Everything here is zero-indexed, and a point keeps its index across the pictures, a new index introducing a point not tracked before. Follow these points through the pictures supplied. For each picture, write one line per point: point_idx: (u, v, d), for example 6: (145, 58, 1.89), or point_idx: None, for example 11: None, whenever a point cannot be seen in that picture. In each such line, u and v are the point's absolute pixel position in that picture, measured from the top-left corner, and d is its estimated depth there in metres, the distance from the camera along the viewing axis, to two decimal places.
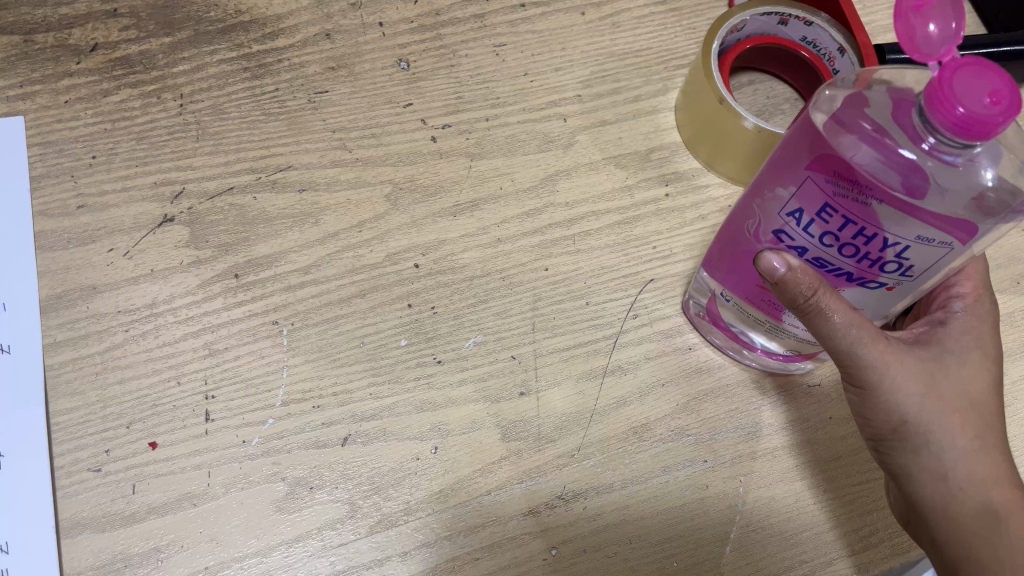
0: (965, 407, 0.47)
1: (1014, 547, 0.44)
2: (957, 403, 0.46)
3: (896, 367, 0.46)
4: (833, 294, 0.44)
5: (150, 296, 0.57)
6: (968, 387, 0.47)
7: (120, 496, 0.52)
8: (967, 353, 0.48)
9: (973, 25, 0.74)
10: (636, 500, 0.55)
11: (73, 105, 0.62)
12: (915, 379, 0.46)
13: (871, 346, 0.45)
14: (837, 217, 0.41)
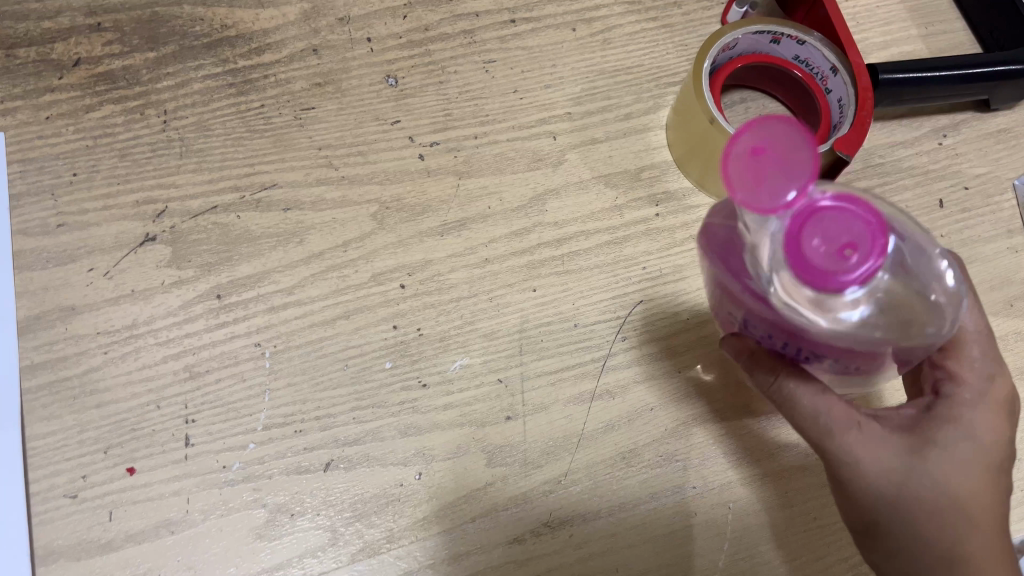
0: (949, 501, 0.44)
1: None
2: (932, 505, 0.44)
3: (869, 460, 0.45)
4: (800, 380, 0.46)
5: (130, 317, 0.56)
6: (950, 485, 0.44)
7: (97, 523, 0.51)
8: (954, 444, 0.45)
9: (967, 44, 0.74)
10: (623, 528, 0.54)
11: (54, 121, 0.61)
12: (888, 480, 0.45)
13: (835, 437, 0.46)
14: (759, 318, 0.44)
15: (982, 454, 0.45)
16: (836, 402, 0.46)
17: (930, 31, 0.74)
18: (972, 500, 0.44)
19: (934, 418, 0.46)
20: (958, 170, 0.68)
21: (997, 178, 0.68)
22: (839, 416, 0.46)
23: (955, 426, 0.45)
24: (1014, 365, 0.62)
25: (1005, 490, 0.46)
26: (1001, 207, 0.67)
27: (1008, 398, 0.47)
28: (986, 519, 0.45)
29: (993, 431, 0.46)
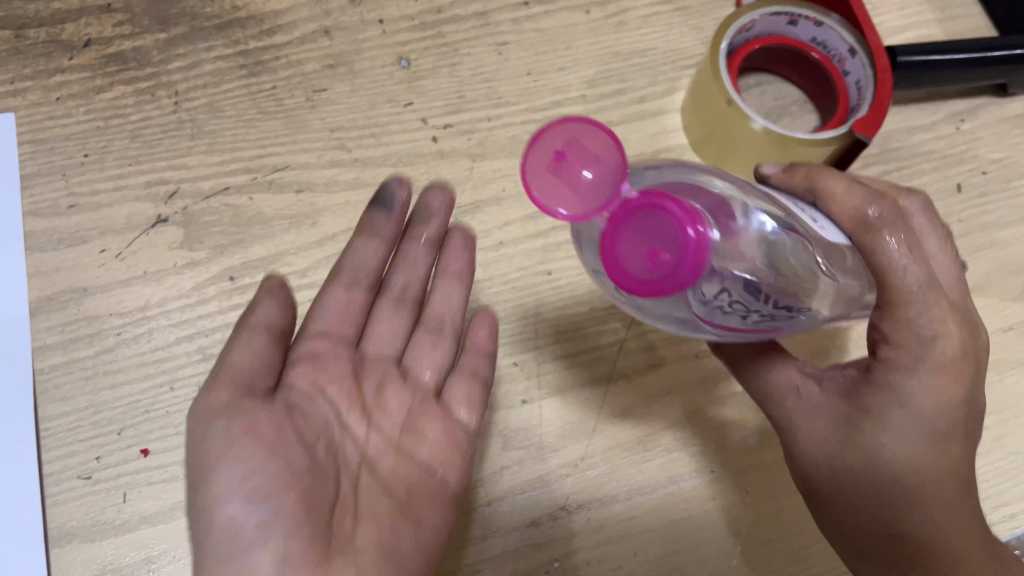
0: (896, 479, 0.42)
1: None
2: (866, 469, 0.42)
3: (812, 434, 0.45)
4: (762, 365, 0.48)
5: (143, 298, 0.56)
6: (884, 449, 0.42)
7: (110, 505, 0.51)
8: (889, 409, 0.42)
9: (984, 27, 0.73)
10: (641, 511, 0.54)
11: (64, 102, 0.61)
12: (819, 442, 0.44)
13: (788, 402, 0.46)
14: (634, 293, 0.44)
15: (926, 425, 0.41)
16: (788, 371, 0.47)
17: (947, 15, 0.74)
18: (924, 480, 0.42)
19: (870, 390, 0.43)
20: (976, 154, 0.68)
21: (1014, 162, 0.68)
22: (787, 389, 0.47)
23: (888, 399, 0.42)
24: None
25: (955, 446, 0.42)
26: (1019, 192, 0.67)
27: (960, 354, 0.41)
28: (940, 504, 0.42)
29: (940, 398, 0.41)
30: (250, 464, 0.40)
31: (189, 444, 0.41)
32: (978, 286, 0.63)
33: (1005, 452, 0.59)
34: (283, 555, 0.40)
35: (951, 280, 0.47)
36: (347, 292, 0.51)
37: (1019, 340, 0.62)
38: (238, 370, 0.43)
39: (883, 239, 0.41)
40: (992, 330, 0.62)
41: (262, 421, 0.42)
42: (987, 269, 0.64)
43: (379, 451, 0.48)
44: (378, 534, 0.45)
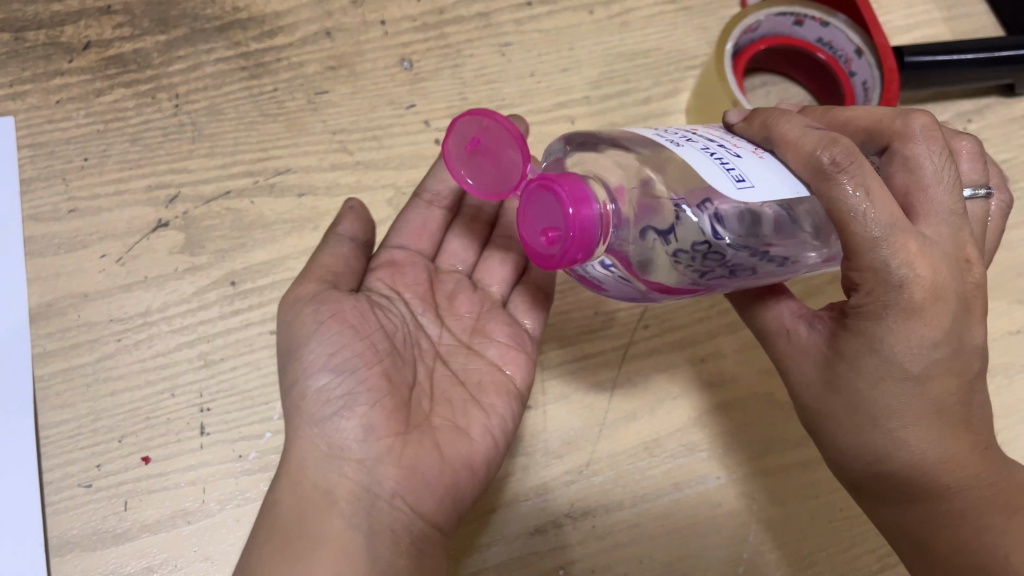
0: (883, 426, 0.40)
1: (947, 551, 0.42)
2: (852, 418, 0.40)
3: (800, 377, 0.43)
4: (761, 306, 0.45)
5: (144, 304, 0.55)
6: (866, 400, 0.39)
7: (111, 513, 0.50)
8: (865, 359, 0.39)
9: (991, 27, 0.72)
10: (647, 518, 0.53)
11: (64, 105, 0.60)
12: (808, 389, 0.42)
13: (780, 342, 0.44)
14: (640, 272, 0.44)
15: (904, 370, 0.38)
16: (786, 307, 0.44)
17: (954, 14, 0.73)
18: (913, 426, 0.39)
19: (847, 338, 0.39)
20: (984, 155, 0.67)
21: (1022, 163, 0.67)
22: (786, 326, 0.44)
23: (862, 344, 0.38)
24: None
25: (943, 390, 0.39)
26: None
27: (937, 292, 0.37)
28: (935, 446, 0.40)
29: (917, 345, 0.37)
30: (337, 341, 0.43)
31: (283, 323, 0.45)
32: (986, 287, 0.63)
33: (1015, 457, 0.58)
34: (365, 424, 0.43)
35: (949, 204, 0.39)
36: (429, 205, 0.53)
37: None
38: (326, 271, 0.47)
39: (841, 185, 0.36)
40: (1000, 333, 0.61)
41: (348, 308, 0.45)
42: (996, 271, 0.63)
43: (454, 347, 0.49)
44: (453, 413, 0.46)
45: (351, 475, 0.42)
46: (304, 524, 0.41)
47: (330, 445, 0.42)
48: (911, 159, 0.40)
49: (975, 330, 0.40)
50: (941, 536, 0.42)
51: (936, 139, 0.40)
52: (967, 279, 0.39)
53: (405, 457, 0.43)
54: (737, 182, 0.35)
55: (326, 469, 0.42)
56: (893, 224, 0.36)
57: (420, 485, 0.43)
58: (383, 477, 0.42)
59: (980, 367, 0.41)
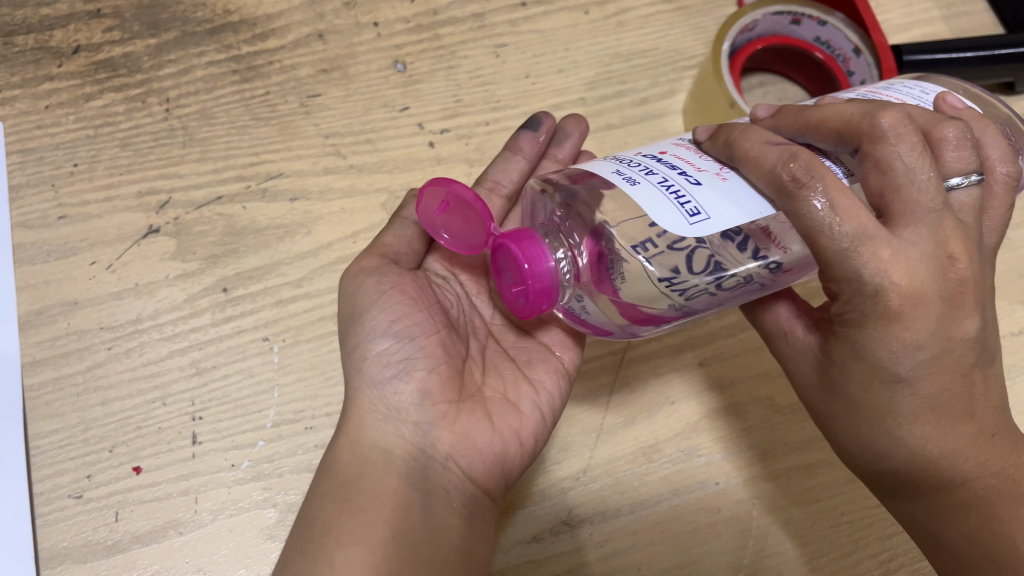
0: (880, 427, 0.39)
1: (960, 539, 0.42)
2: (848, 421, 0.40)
3: (801, 379, 0.42)
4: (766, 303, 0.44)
5: (135, 312, 0.55)
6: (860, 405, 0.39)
7: (102, 524, 0.50)
8: (853, 366, 0.38)
9: (991, 25, 0.72)
10: (645, 524, 0.53)
11: (53, 110, 0.60)
12: (809, 389, 0.42)
13: (781, 344, 0.43)
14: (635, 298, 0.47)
15: (892, 375, 0.37)
16: (784, 308, 0.43)
17: (953, 12, 0.72)
18: (911, 425, 0.38)
19: (836, 344, 0.38)
20: None
21: None
22: (785, 328, 0.43)
23: (848, 350, 0.37)
24: None
25: (939, 391, 0.37)
26: None
27: (917, 297, 0.35)
28: (935, 442, 0.39)
29: (902, 350, 0.36)
30: (399, 308, 0.44)
31: (343, 293, 0.46)
32: None
33: None
34: (423, 389, 0.43)
35: (925, 204, 0.36)
36: (488, 195, 0.55)
37: None
38: (387, 249, 0.48)
39: (809, 202, 0.35)
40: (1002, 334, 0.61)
41: (407, 281, 0.46)
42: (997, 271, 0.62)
43: (502, 328, 0.51)
44: (503, 387, 0.47)
45: (409, 436, 0.42)
46: (363, 477, 0.41)
47: (389, 407, 0.43)
48: (882, 161, 0.36)
49: (965, 322, 0.37)
50: (952, 524, 0.42)
51: (908, 134, 0.36)
52: (948, 276, 0.36)
53: (459, 423, 0.43)
54: (690, 218, 0.35)
55: (384, 430, 0.42)
56: (861, 235, 0.34)
57: (472, 452, 0.43)
58: (439, 441, 0.43)
59: (978, 354, 0.38)
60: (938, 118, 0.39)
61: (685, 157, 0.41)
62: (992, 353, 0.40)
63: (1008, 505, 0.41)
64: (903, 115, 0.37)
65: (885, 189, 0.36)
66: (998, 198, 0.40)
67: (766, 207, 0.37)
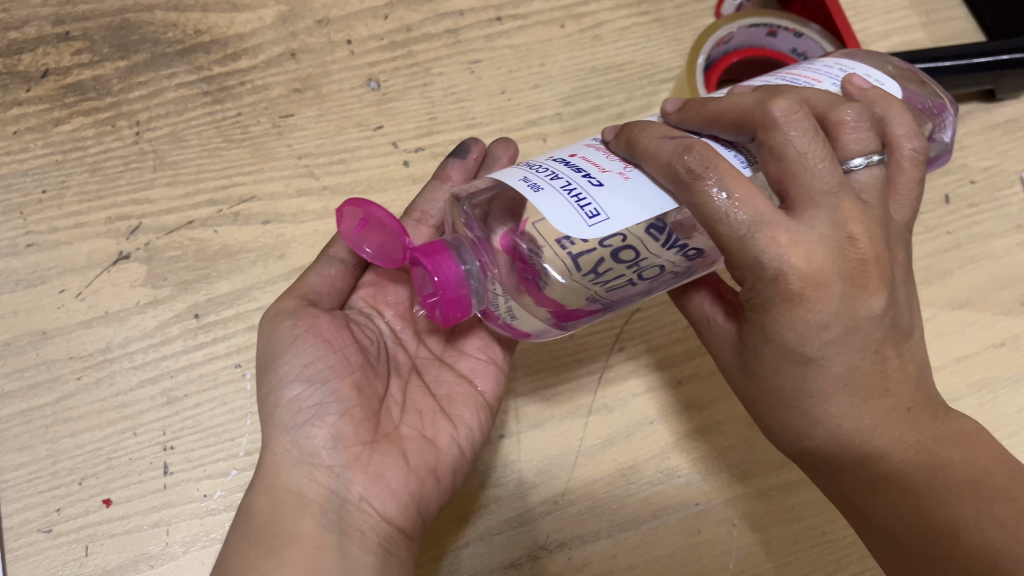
0: (797, 407, 0.39)
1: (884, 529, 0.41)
2: (772, 405, 0.40)
3: (726, 366, 0.43)
4: (689, 290, 0.45)
5: (105, 340, 0.54)
6: (777, 387, 0.39)
7: (72, 559, 0.49)
8: (765, 350, 0.38)
9: (971, 31, 0.71)
10: (625, 548, 0.52)
11: (22, 136, 0.59)
12: (733, 371, 0.42)
13: (705, 331, 0.44)
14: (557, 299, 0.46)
15: (801, 355, 0.37)
16: (706, 296, 0.44)
17: (933, 18, 0.72)
18: (825, 404, 0.38)
19: (749, 329, 0.39)
20: (964, 163, 0.66)
21: (1004, 170, 0.66)
22: (707, 316, 0.44)
23: (759, 334, 0.38)
24: None
25: (848, 367, 0.38)
26: (1010, 201, 0.65)
27: (817, 275, 0.36)
28: (850, 419, 0.39)
29: (809, 332, 0.36)
30: (312, 352, 0.44)
31: (261, 334, 0.45)
32: (969, 300, 0.61)
33: None
34: (335, 433, 0.42)
35: (820, 188, 0.36)
36: (418, 223, 0.54)
37: (1015, 357, 0.60)
38: (307, 288, 0.47)
39: (706, 191, 0.36)
40: (984, 346, 0.60)
41: (324, 322, 0.45)
42: (979, 282, 0.62)
43: (427, 360, 0.50)
44: (421, 423, 0.46)
45: (322, 480, 0.42)
46: (275, 526, 0.41)
47: (301, 452, 0.42)
48: (777, 149, 0.37)
49: (870, 299, 0.37)
50: (874, 500, 0.41)
51: (800, 120, 0.37)
52: (848, 257, 0.36)
53: (373, 464, 0.43)
54: (588, 220, 0.36)
55: (297, 475, 0.42)
56: (757, 222, 0.35)
57: (388, 492, 0.43)
58: (352, 483, 0.42)
59: (888, 331, 0.38)
60: (837, 101, 0.39)
61: (591, 158, 0.41)
62: (907, 328, 0.40)
63: (925, 475, 0.40)
64: (793, 101, 0.38)
65: (783, 175, 0.37)
66: (905, 172, 0.41)
67: (665, 203, 0.38)
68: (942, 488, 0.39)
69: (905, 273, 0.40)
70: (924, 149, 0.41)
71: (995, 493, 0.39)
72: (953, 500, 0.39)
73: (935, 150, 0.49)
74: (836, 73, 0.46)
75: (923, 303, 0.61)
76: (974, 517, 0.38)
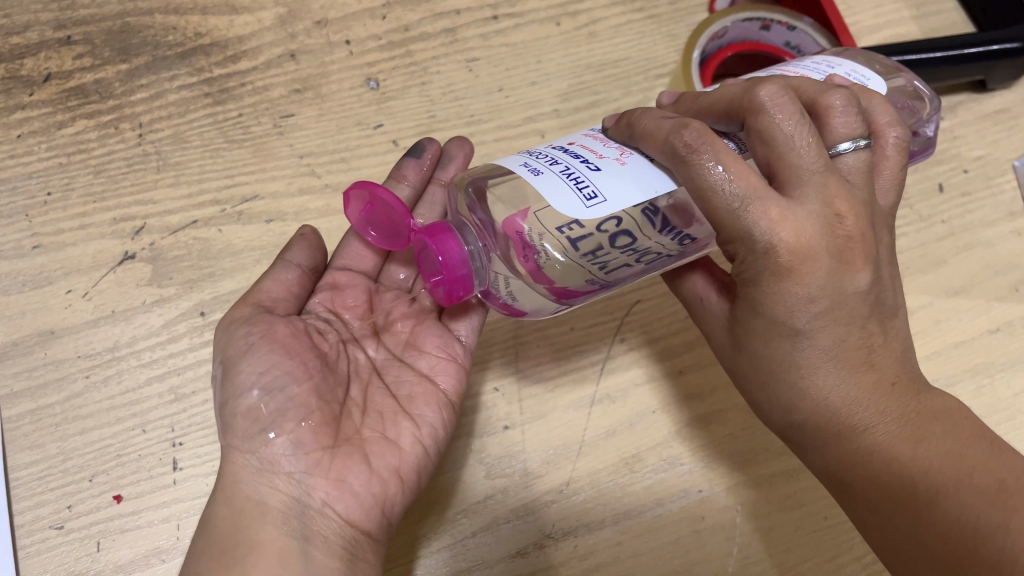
0: (785, 380, 0.40)
1: (867, 504, 0.41)
2: (762, 378, 0.41)
3: (717, 344, 0.44)
4: (682, 274, 0.47)
5: (112, 339, 0.55)
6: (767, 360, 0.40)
7: (84, 555, 0.49)
8: (755, 324, 0.40)
9: (961, 23, 0.72)
10: (630, 535, 0.52)
11: (25, 139, 0.59)
12: (723, 347, 0.43)
13: (697, 310, 0.45)
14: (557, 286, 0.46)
15: (790, 327, 0.38)
16: (700, 278, 0.46)
17: (923, 11, 0.73)
18: (813, 375, 0.39)
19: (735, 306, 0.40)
20: (957, 153, 0.67)
21: (996, 159, 0.67)
22: (701, 297, 0.45)
23: (749, 308, 0.39)
24: None
25: (834, 342, 0.39)
26: (1001, 189, 0.66)
27: (806, 247, 0.37)
28: (836, 392, 0.40)
29: (796, 305, 0.37)
30: (267, 359, 0.43)
31: (217, 345, 0.45)
32: (964, 287, 0.62)
33: None
34: (294, 439, 0.42)
35: (807, 167, 0.38)
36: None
37: (1010, 342, 0.61)
38: (262, 295, 0.46)
39: (703, 165, 0.37)
40: (980, 332, 0.61)
41: (280, 328, 0.45)
42: (973, 270, 0.63)
43: (386, 361, 0.49)
44: (382, 424, 0.45)
45: (284, 487, 0.42)
46: (237, 535, 0.40)
47: (261, 460, 0.42)
48: (764, 132, 0.39)
49: (856, 276, 0.38)
50: (858, 474, 0.41)
51: (786, 105, 0.39)
52: (836, 233, 0.37)
53: (334, 468, 0.42)
54: (587, 202, 0.37)
55: (258, 483, 0.42)
56: (749, 196, 0.36)
57: (351, 495, 0.42)
58: (313, 488, 0.42)
59: (872, 307, 0.39)
60: (826, 88, 0.41)
61: (589, 145, 0.43)
62: (891, 308, 0.41)
63: (909, 448, 0.40)
64: (780, 87, 0.39)
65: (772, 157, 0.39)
66: (890, 160, 0.42)
67: (660, 184, 0.40)
68: (925, 459, 0.40)
69: (891, 256, 0.41)
70: (907, 138, 0.42)
71: (975, 466, 0.40)
72: (935, 468, 0.39)
73: (918, 143, 0.50)
74: (824, 69, 0.47)
75: (918, 290, 0.62)
76: (954, 485, 0.39)
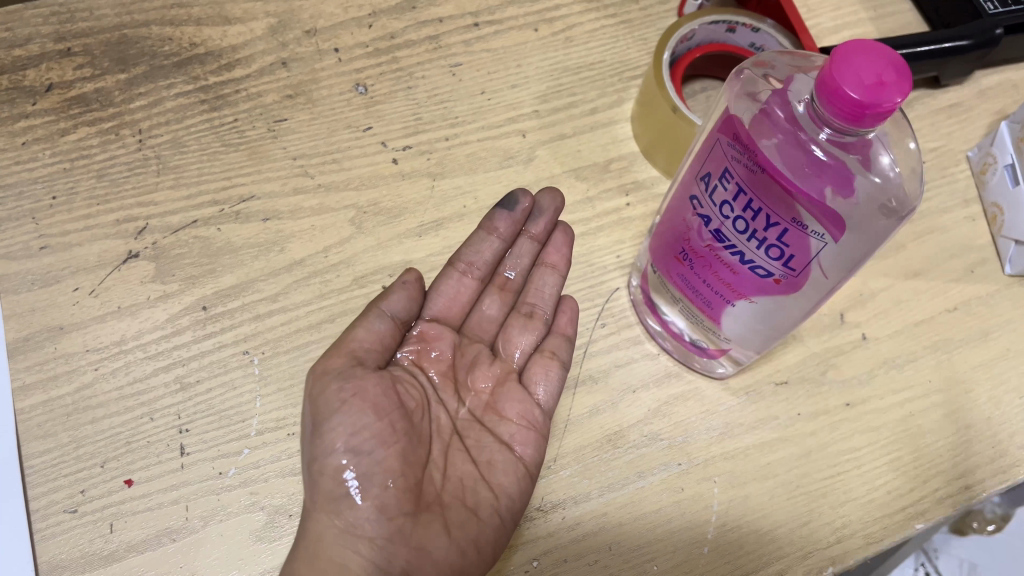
0: None
1: None
2: None
3: None
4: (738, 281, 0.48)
5: (119, 333, 0.57)
6: None
7: (98, 536, 0.51)
8: None
9: (916, 25, 0.77)
10: (614, 507, 0.56)
11: (30, 146, 0.62)
12: None
13: None
14: (733, 184, 0.45)
15: None
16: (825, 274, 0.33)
17: (880, 13, 0.77)
18: None
19: None
20: None
21: (950, 150, 0.71)
22: None
23: None
24: (980, 329, 0.63)
25: None
26: (955, 178, 0.70)
27: None
28: None
29: None
30: (359, 421, 0.45)
31: (307, 392, 0.47)
32: (923, 270, 0.66)
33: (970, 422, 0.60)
34: (379, 504, 0.45)
35: None
36: (462, 276, 0.55)
37: (966, 320, 0.64)
38: (356, 345, 0.48)
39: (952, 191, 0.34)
40: (938, 311, 0.64)
41: (371, 386, 0.46)
42: (930, 252, 0.66)
43: (467, 421, 0.52)
44: (461, 491, 0.48)
45: (365, 552, 0.44)
46: None
47: (346, 523, 0.44)
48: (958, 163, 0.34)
49: None
50: None
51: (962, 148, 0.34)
52: None
53: (414, 537, 0.45)
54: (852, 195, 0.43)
55: (342, 546, 0.44)
56: None
57: (429, 563, 0.45)
58: (394, 556, 0.45)
59: None
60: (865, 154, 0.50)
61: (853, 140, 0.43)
62: None
63: None
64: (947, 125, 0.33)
65: None
66: None
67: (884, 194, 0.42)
68: None
69: None
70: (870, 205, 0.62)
71: None
72: None
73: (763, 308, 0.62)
74: None
75: (879, 273, 0.65)
76: None
